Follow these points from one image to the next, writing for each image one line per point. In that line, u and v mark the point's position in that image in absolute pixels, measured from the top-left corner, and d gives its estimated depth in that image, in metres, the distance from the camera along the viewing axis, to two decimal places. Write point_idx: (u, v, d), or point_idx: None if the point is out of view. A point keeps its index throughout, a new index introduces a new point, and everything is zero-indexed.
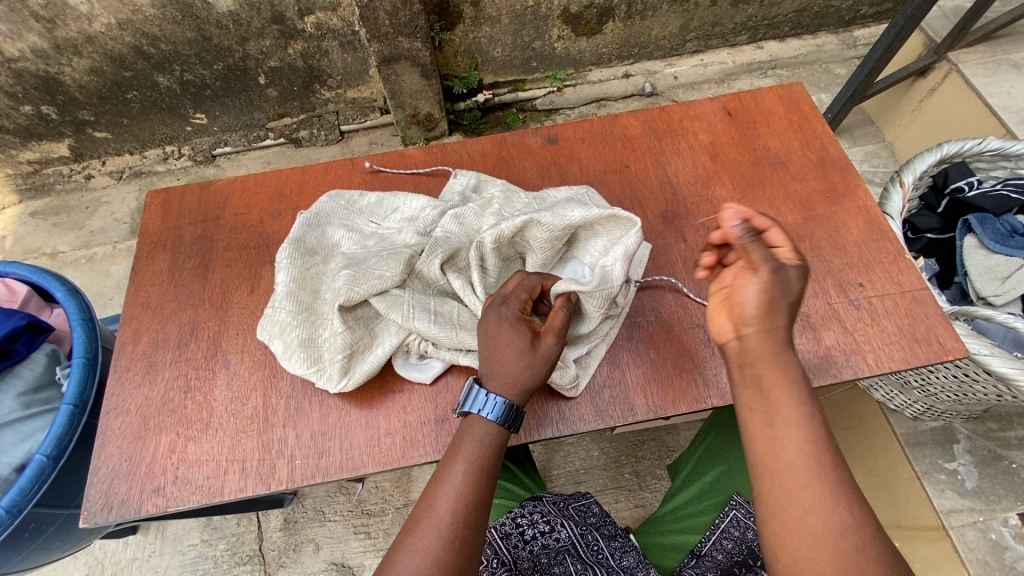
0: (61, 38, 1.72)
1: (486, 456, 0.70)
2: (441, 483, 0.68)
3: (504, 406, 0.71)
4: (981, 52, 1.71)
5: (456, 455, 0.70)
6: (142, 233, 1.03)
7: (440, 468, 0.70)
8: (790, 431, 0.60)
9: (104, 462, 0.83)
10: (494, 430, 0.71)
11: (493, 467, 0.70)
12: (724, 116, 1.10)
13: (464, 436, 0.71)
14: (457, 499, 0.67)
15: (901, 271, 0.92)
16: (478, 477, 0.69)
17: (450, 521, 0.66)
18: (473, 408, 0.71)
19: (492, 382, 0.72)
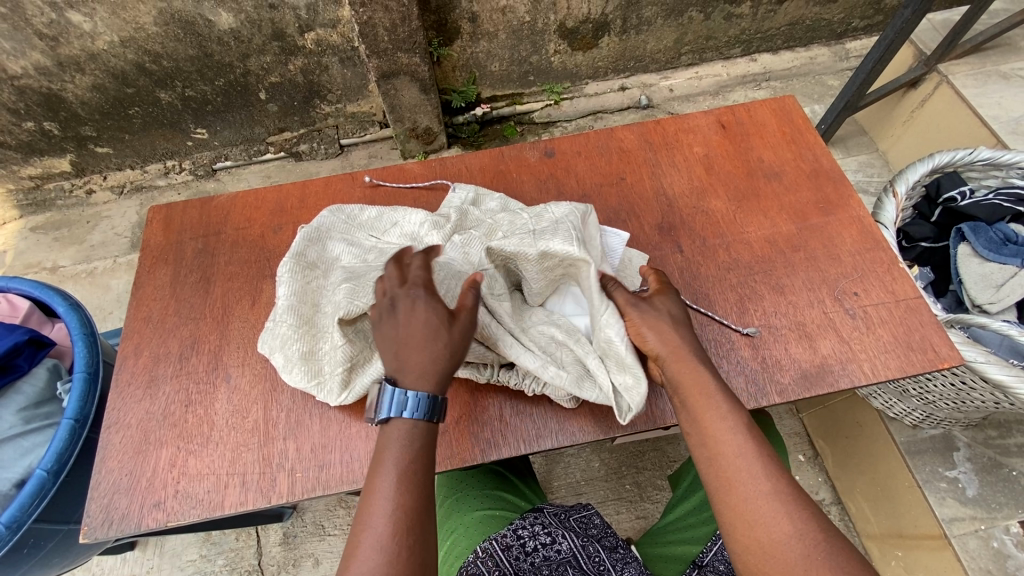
0: (64, 56, 1.74)
1: (415, 454, 0.66)
2: (372, 497, 0.63)
3: (426, 400, 0.67)
4: (970, 63, 1.73)
5: (384, 462, 0.65)
6: (143, 248, 1.04)
7: (370, 478, 0.65)
8: (727, 446, 0.68)
9: (104, 476, 0.83)
10: (417, 426, 0.67)
11: (425, 458, 0.67)
12: (718, 129, 1.12)
13: (388, 440, 0.67)
14: (394, 504, 0.63)
15: (895, 280, 0.94)
16: (412, 477, 0.65)
17: (390, 533, 0.61)
18: (388, 410, 0.67)
19: (406, 378, 0.68)
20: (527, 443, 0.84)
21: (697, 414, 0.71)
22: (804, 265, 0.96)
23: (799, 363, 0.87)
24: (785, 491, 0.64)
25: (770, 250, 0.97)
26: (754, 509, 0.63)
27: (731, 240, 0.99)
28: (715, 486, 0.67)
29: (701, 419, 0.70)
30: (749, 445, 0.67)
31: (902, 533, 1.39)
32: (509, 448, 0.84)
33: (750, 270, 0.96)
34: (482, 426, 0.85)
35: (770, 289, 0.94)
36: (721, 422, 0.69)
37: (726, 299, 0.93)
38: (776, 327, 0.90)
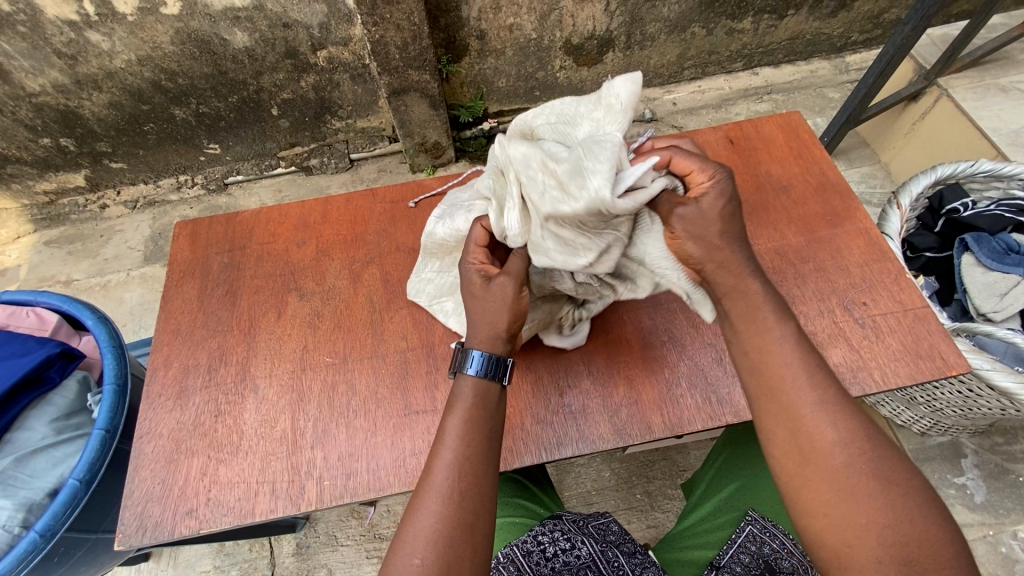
0: (82, 74, 1.79)
1: (476, 410, 0.72)
2: (438, 444, 0.71)
3: (483, 359, 0.74)
4: (969, 77, 1.78)
5: (450, 412, 0.73)
6: (171, 263, 1.07)
7: (438, 428, 0.73)
8: (777, 355, 0.69)
9: (138, 485, 0.86)
10: (480, 383, 0.74)
11: (486, 415, 0.73)
12: (727, 145, 1.15)
13: (459, 392, 0.74)
14: (456, 451, 0.70)
15: (902, 290, 0.96)
16: (472, 429, 0.71)
17: (448, 480, 0.68)
18: (458, 367, 0.75)
19: (470, 340, 0.76)
20: (549, 451, 0.86)
21: (756, 324, 0.71)
22: (814, 276, 0.99)
23: None
24: (836, 416, 0.66)
25: (780, 262, 1.00)
26: (795, 418, 0.67)
27: None
28: (763, 395, 0.70)
29: (753, 326, 0.71)
30: (795, 355, 0.69)
31: None
32: (532, 456, 0.86)
33: None
34: (505, 435, 0.87)
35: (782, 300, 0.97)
36: (775, 333, 0.70)
37: None
38: None
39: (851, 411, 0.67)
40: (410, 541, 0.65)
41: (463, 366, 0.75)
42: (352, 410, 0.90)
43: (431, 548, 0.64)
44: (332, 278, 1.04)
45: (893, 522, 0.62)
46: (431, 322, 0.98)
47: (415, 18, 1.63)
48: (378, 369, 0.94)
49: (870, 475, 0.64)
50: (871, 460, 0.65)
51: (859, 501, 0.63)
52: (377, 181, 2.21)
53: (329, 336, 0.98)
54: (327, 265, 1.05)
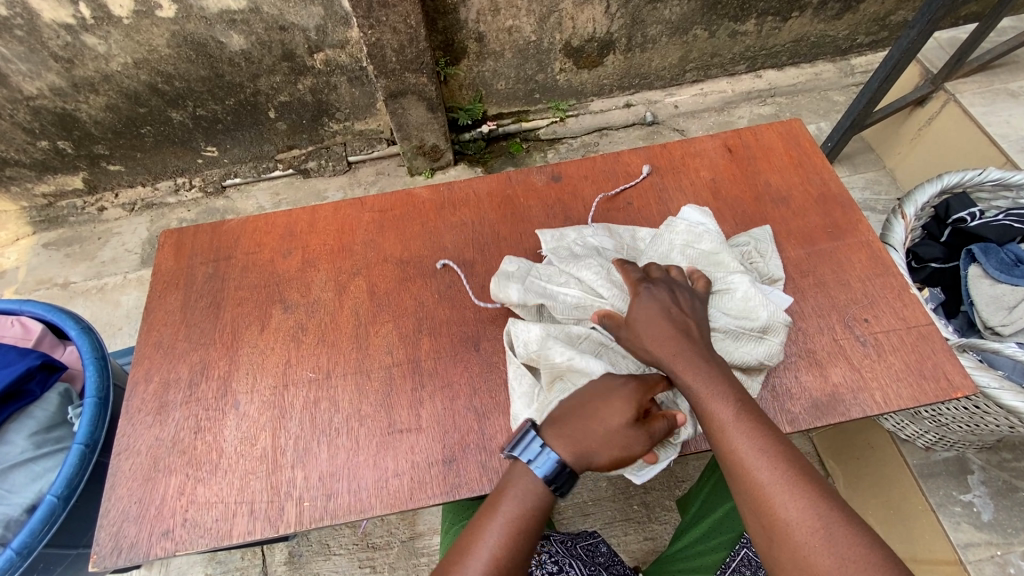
0: (79, 77, 1.78)
1: (527, 517, 0.67)
2: (476, 537, 0.66)
3: (557, 465, 0.68)
4: (977, 82, 1.73)
5: (494, 512, 0.68)
6: (155, 273, 1.05)
7: (486, 513, 0.68)
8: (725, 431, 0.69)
9: (114, 504, 0.84)
10: (540, 487, 0.68)
11: (540, 520, 0.68)
12: (725, 153, 1.12)
13: (510, 482, 0.70)
14: (493, 558, 0.65)
15: (906, 307, 0.93)
16: (521, 531, 0.67)
17: None
18: (527, 457, 0.69)
19: (551, 433, 0.71)
20: None
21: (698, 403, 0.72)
22: (814, 291, 0.95)
23: (810, 392, 0.87)
24: (797, 485, 0.64)
25: (779, 275, 0.97)
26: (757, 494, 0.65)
27: None
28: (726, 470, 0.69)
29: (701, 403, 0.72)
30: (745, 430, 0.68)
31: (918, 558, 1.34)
32: None
33: None
34: (490, 457, 0.84)
35: None
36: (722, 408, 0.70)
37: None
38: (785, 355, 0.90)
39: (813, 480, 0.65)
40: None
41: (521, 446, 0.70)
42: (334, 428, 0.88)
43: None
44: (318, 290, 1.01)
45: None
46: (418, 336, 0.95)
47: (412, 21, 1.60)
48: (362, 385, 0.91)
49: (829, 552, 0.59)
50: (824, 538, 0.60)
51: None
52: (376, 184, 2.19)
53: (313, 349, 0.95)
54: (313, 276, 1.03)
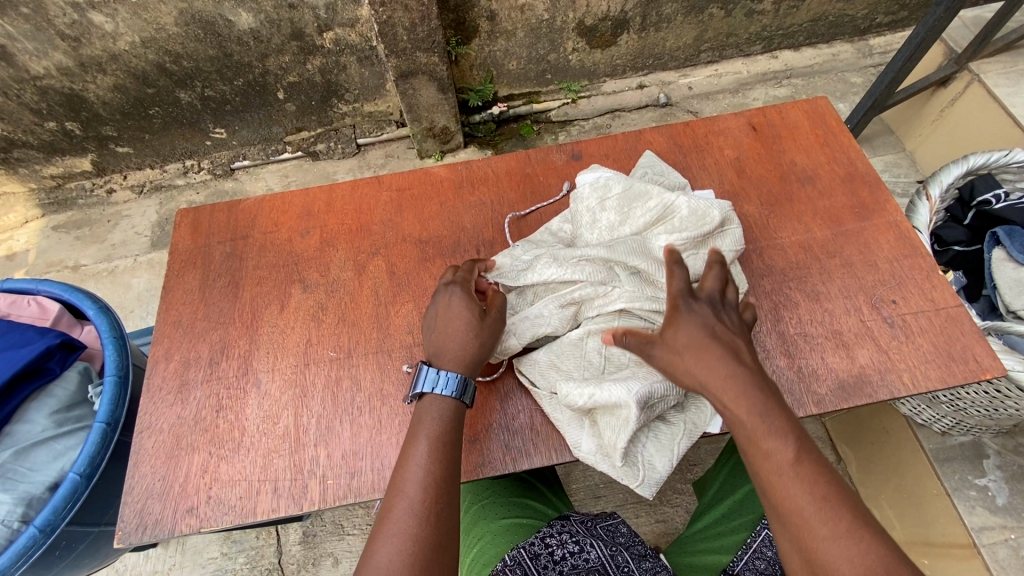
0: (86, 56, 1.75)
1: (447, 429, 0.74)
2: (410, 463, 0.71)
3: (458, 380, 0.77)
4: (1002, 61, 1.69)
5: (420, 434, 0.73)
6: (172, 252, 1.05)
7: (407, 444, 0.74)
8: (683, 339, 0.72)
9: (138, 481, 0.84)
10: (451, 400, 0.76)
11: (453, 434, 0.74)
12: (749, 132, 1.10)
13: (423, 415, 0.75)
14: (424, 474, 0.70)
15: (934, 288, 0.91)
16: (443, 446, 0.73)
17: (422, 499, 0.67)
18: (426, 387, 0.77)
19: (444, 363, 0.79)
20: (560, 453, 0.83)
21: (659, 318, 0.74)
22: (840, 271, 0.94)
23: (837, 373, 0.86)
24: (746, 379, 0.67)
25: (805, 256, 0.96)
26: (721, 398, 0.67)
27: (764, 245, 0.97)
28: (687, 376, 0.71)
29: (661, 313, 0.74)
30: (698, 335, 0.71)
31: (931, 541, 1.36)
32: (542, 457, 0.83)
33: (785, 276, 0.94)
34: (514, 435, 0.85)
35: (806, 297, 0.92)
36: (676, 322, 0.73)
37: (761, 306, 0.92)
38: (811, 336, 0.89)
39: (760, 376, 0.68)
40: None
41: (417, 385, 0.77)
42: (356, 407, 0.87)
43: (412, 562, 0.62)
44: (336, 269, 1.00)
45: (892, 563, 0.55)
46: None
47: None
48: (383, 365, 0.91)
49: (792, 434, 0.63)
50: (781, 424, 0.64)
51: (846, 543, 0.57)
52: (385, 167, 2.17)
53: (333, 329, 0.95)
54: (331, 255, 1.02)
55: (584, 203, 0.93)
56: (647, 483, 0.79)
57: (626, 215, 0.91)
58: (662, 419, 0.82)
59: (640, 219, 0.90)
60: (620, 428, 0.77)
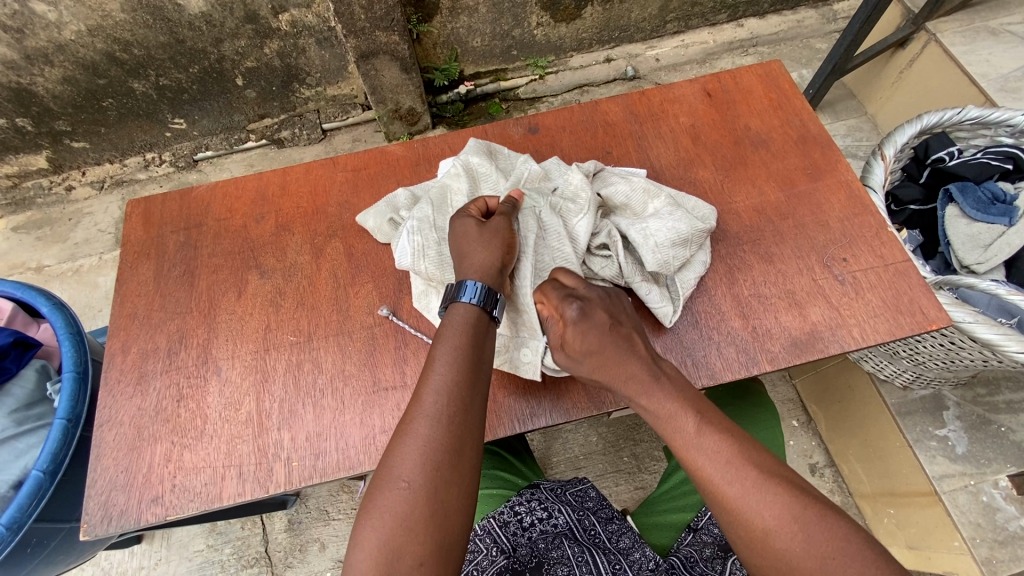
0: (31, 48, 1.68)
1: (468, 337, 0.71)
2: (429, 369, 0.68)
3: (482, 289, 0.74)
4: (958, 21, 1.71)
5: (440, 340, 0.70)
6: (124, 243, 1.02)
7: (428, 362, 0.69)
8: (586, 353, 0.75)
9: (100, 474, 0.83)
10: (473, 312, 0.72)
11: (478, 343, 0.71)
12: (704, 98, 1.10)
13: (449, 321, 0.72)
14: (443, 377, 0.67)
15: (884, 244, 0.93)
16: (461, 375, 0.67)
17: (437, 402, 0.65)
18: (451, 299, 0.75)
19: (465, 281, 0.76)
20: (523, 422, 0.84)
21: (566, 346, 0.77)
22: (792, 232, 0.95)
23: (789, 331, 0.88)
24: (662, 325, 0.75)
25: (759, 219, 0.97)
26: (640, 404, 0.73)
27: (719, 210, 0.98)
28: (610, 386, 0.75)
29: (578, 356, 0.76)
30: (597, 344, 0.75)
31: (897, 492, 1.42)
32: (505, 427, 0.84)
33: (739, 240, 0.95)
34: None
35: (760, 258, 0.93)
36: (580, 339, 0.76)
37: (716, 272, 0.93)
38: (765, 296, 0.90)
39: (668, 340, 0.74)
40: (389, 475, 0.61)
41: (458, 296, 0.74)
42: (319, 389, 0.87)
43: (415, 473, 0.60)
44: (294, 254, 0.99)
45: (778, 534, 0.60)
46: (399, 296, 0.94)
47: None
48: (344, 346, 0.90)
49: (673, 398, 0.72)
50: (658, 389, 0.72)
51: (757, 504, 0.62)
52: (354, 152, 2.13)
53: (293, 313, 0.94)
54: (287, 239, 1.01)
55: (432, 252, 0.85)
56: (704, 214, 0.91)
57: (458, 214, 0.92)
58: (655, 200, 0.92)
59: None
60: (681, 231, 0.86)
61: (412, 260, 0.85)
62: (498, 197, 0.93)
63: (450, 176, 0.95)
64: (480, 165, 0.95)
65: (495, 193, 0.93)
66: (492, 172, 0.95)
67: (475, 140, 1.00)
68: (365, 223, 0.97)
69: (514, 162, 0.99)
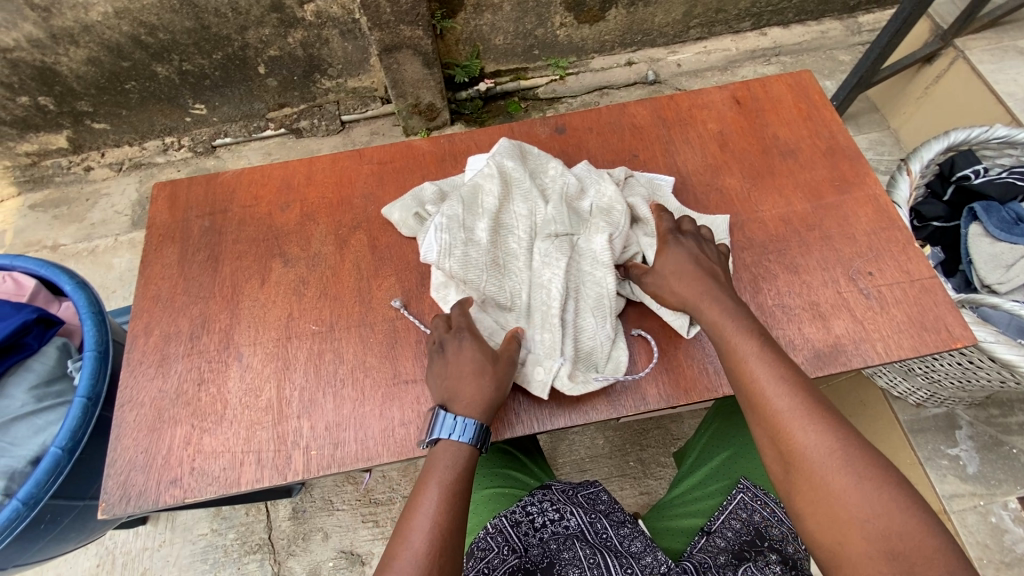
0: (57, 27, 1.69)
1: (457, 480, 0.70)
2: (415, 513, 0.67)
3: (475, 428, 0.73)
4: (987, 38, 1.69)
5: (429, 482, 0.70)
6: (150, 226, 1.03)
7: (414, 502, 0.69)
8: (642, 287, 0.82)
9: (120, 454, 0.84)
10: (464, 451, 0.72)
11: (465, 487, 0.71)
12: (733, 105, 1.09)
13: (435, 464, 0.71)
14: (432, 525, 0.66)
15: (910, 260, 0.93)
16: (449, 519, 0.67)
17: (425, 551, 0.64)
18: (441, 434, 0.73)
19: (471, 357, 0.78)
20: (542, 421, 0.84)
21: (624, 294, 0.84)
22: (818, 244, 0.95)
23: (812, 342, 0.87)
24: None
25: (785, 229, 0.96)
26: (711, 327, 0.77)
27: (746, 219, 0.98)
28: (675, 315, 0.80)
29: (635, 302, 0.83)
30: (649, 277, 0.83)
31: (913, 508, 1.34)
32: (524, 426, 0.84)
33: (764, 249, 0.95)
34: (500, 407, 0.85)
35: (785, 269, 0.93)
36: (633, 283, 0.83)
37: (740, 280, 0.92)
38: (789, 307, 0.90)
39: None
40: None
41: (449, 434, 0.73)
42: (340, 379, 0.88)
43: None
44: (318, 243, 1.00)
45: (817, 452, 0.64)
46: (422, 290, 0.94)
47: None
48: (366, 337, 0.91)
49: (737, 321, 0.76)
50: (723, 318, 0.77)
51: (804, 422, 0.66)
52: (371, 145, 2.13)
53: (315, 303, 0.94)
54: (312, 229, 1.01)
55: (459, 252, 0.86)
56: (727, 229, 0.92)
57: (483, 211, 0.91)
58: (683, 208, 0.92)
59: (498, 207, 0.91)
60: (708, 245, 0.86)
61: (439, 257, 0.85)
62: (525, 195, 0.93)
63: (482, 175, 0.94)
64: (508, 162, 0.94)
65: (522, 191, 0.93)
66: (521, 170, 0.94)
67: (507, 139, 0.99)
68: (390, 216, 0.98)
69: (546, 165, 0.97)
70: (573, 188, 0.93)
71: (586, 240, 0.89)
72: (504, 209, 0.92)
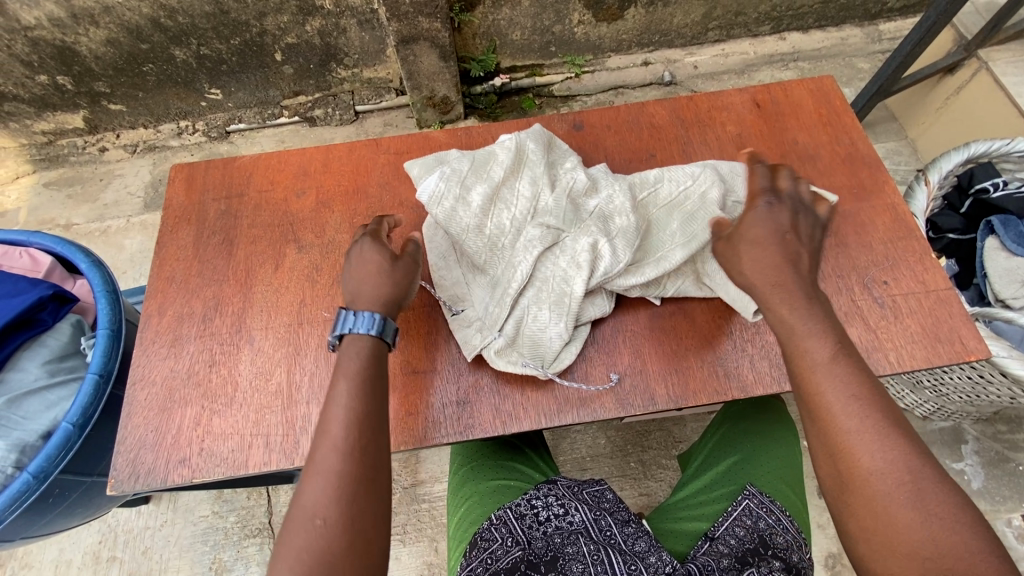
0: (78, 8, 1.70)
1: (366, 366, 0.72)
2: (329, 405, 0.69)
3: (378, 319, 0.76)
4: (1012, 50, 1.67)
5: (339, 376, 0.71)
6: (166, 207, 1.04)
7: (328, 398, 0.70)
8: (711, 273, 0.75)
9: (130, 432, 0.84)
10: (368, 342, 0.74)
11: (377, 375, 0.72)
12: (753, 108, 1.09)
13: (344, 357, 0.73)
14: (349, 410, 0.68)
15: (926, 270, 0.92)
16: (365, 407, 0.69)
17: (343, 435, 0.66)
18: (344, 329, 0.76)
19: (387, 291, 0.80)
20: (550, 417, 0.84)
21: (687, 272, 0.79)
22: (834, 251, 0.94)
23: None
24: None
25: None
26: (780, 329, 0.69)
27: None
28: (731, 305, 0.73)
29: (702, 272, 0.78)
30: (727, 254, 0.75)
31: None
32: (530, 421, 0.84)
33: None
34: (509, 401, 0.85)
35: None
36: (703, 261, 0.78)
37: None
38: None
39: None
40: (300, 515, 0.61)
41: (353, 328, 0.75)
42: None
43: (331, 509, 0.61)
44: (332, 231, 1.00)
45: (885, 476, 0.59)
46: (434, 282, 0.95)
47: None
48: None
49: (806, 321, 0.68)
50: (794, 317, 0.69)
51: (871, 441, 0.60)
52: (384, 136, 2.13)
53: (328, 290, 0.94)
54: (326, 216, 1.01)
55: (456, 216, 0.86)
56: None
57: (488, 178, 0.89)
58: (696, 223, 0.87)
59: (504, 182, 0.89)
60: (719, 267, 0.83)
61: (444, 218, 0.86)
62: (534, 178, 0.90)
63: (499, 145, 0.92)
64: (529, 145, 0.92)
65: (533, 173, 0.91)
66: (541, 156, 0.92)
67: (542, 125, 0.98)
68: (410, 169, 0.93)
69: (566, 158, 0.95)
70: (582, 184, 0.90)
71: (572, 238, 0.85)
72: (508, 186, 0.90)
